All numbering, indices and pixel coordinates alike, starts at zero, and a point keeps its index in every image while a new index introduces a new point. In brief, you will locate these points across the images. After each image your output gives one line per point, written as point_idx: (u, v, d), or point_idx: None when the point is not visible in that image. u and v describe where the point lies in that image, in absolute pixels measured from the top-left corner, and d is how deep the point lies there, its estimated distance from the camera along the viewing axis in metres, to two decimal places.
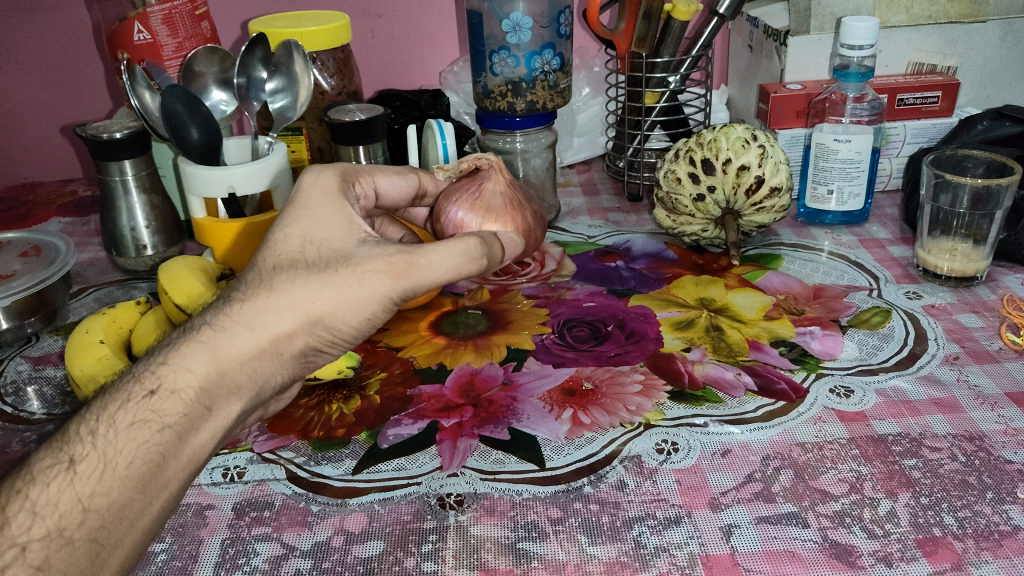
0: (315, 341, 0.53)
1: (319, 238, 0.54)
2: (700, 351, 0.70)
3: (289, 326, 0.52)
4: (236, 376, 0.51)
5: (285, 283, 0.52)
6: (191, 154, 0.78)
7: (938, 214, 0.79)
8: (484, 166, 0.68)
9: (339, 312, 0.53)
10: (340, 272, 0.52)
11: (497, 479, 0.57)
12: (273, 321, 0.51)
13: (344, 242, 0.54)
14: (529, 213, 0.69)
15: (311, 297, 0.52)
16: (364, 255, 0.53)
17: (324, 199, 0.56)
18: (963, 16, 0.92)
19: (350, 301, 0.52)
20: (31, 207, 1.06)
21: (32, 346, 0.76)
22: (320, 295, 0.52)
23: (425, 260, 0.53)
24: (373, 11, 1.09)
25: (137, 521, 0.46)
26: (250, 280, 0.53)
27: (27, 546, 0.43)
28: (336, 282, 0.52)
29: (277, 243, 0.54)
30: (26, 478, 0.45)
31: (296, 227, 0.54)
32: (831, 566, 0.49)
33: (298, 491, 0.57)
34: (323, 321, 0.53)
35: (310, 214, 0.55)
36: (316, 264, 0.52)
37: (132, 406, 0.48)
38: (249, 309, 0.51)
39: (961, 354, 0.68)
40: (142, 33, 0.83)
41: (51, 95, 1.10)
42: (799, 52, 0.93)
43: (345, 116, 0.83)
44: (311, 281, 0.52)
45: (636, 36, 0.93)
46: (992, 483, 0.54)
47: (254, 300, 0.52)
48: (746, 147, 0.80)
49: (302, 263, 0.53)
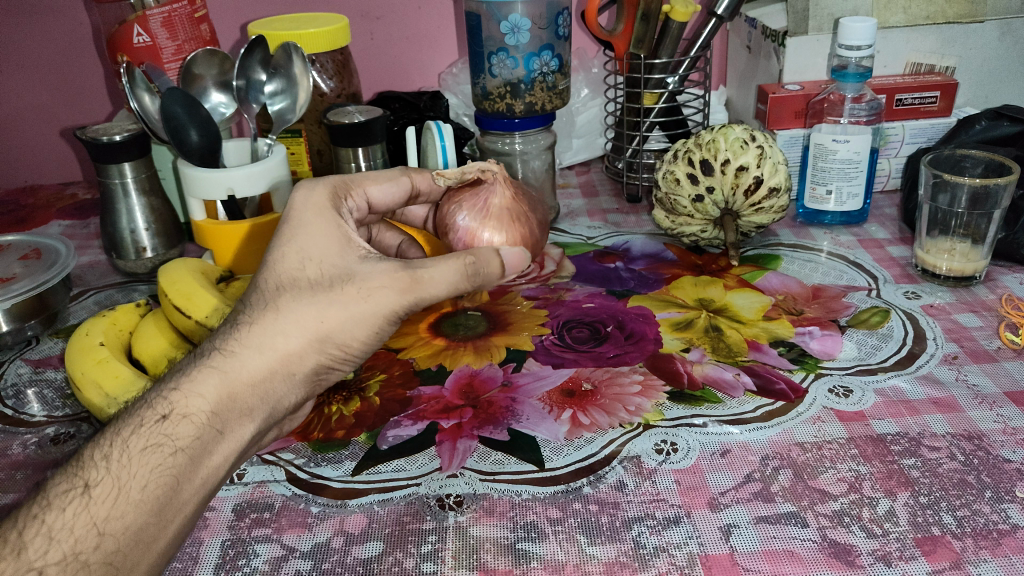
0: (326, 359, 0.53)
1: (318, 254, 0.53)
2: (699, 351, 0.70)
3: (298, 346, 0.52)
4: (247, 399, 0.51)
5: (290, 303, 0.52)
6: (191, 157, 0.78)
7: (937, 214, 0.80)
8: (487, 178, 0.65)
9: (346, 328, 0.53)
10: (344, 290, 0.52)
11: (497, 479, 0.57)
12: (282, 340, 0.52)
13: (344, 259, 0.53)
14: (535, 224, 0.66)
15: (318, 317, 0.52)
16: (366, 272, 0.53)
17: (317, 218, 0.55)
18: (961, 16, 0.92)
19: (356, 318, 0.53)
20: (31, 209, 1.06)
21: (32, 349, 0.76)
22: (326, 313, 0.52)
23: (429, 275, 0.53)
24: (372, 13, 1.09)
25: (153, 545, 0.46)
26: (253, 301, 0.53)
27: (43, 570, 0.43)
28: (341, 299, 0.52)
29: (275, 263, 0.53)
30: (42, 502, 0.45)
31: (293, 246, 0.53)
32: (830, 566, 0.49)
33: (298, 492, 0.57)
34: (329, 337, 0.53)
35: (307, 231, 0.54)
36: (320, 283, 0.52)
37: (144, 432, 0.48)
38: (256, 331, 0.51)
39: (960, 353, 0.68)
40: (141, 36, 0.84)
41: (51, 98, 1.10)
42: (797, 53, 0.93)
43: (344, 118, 0.84)
44: (316, 300, 0.52)
45: (634, 38, 0.93)
46: (991, 482, 0.54)
47: (261, 322, 0.52)
48: (745, 148, 0.80)
49: (305, 282, 0.52)
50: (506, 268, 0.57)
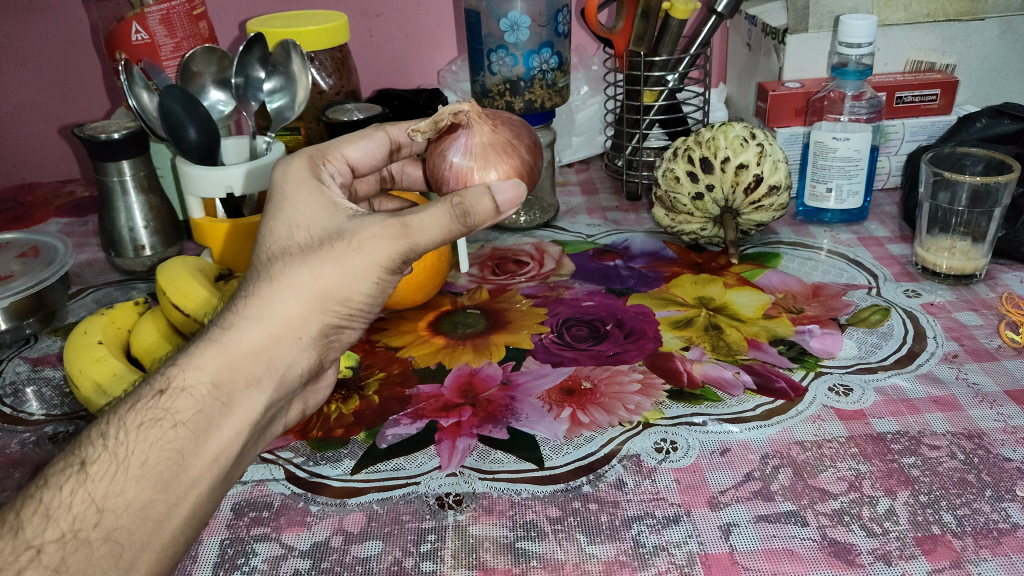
0: (330, 319, 0.52)
1: (305, 221, 0.52)
2: (699, 349, 0.70)
3: (297, 310, 0.51)
4: (251, 368, 0.50)
5: (283, 269, 0.51)
6: (190, 154, 0.78)
7: (937, 212, 0.80)
8: (461, 121, 0.60)
9: (345, 286, 0.51)
10: (336, 247, 0.51)
11: (496, 478, 0.57)
12: (279, 305, 0.50)
13: (334, 220, 0.52)
14: (525, 152, 0.61)
15: (313, 277, 0.50)
16: (357, 227, 0.51)
17: (303, 189, 0.53)
18: (962, 13, 0.92)
19: (353, 272, 0.51)
20: (29, 207, 1.06)
21: (30, 348, 0.76)
22: (322, 272, 0.51)
23: (419, 220, 0.51)
24: (371, 11, 1.08)
25: (162, 522, 0.46)
26: (251, 277, 0.52)
27: (42, 548, 0.43)
28: (335, 257, 0.51)
29: (265, 236, 0.52)
30: (42, 482, 0.46)
31: (279, 217, 0.52)
32: (830, 565, 0.49)
33: (296, 491, 0.57)
34: (330, 297, 0.51)
35: (292, 201, 0.53)
36: (311, 246, 0.51)
37: (142, 407, 0.48)
38: (252, 301, 0.50)
39: (960, 352, 0.68)
40: (140, 33, 0.83)
41: (50, 96, 1.10)
42: (797, 51, 0.93)
43: (343, 116, 0.83)
44: (309, 261, 0.51)
45: (635, 35, 0.92)
46: (992, 481, 0.54)
47: (258, 292, 0.51)
48: (745, 146, 0.80)
49: (296, 248, 0.51)
50: (501, 211, 0.52)
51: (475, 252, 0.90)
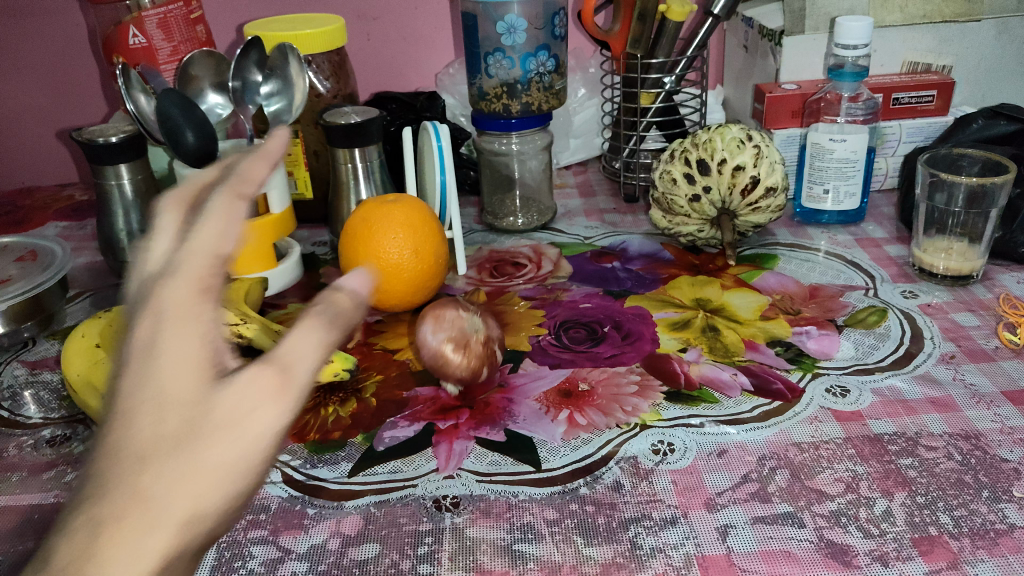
0: (220, 531, 0.31)
1: (167, 396, 0.30)
2: (696, 351, 0.70)
3: (174, 542, 0.29)
4: None
5: (152, 488, 0.29)
6: (187, 157, 0.78)
7: (934, 213, 0.80)
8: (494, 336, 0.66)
9: (239, 491, 0.31)
10: (217, 436, 0.30)
11: (493, 480, 0.57)
12: (149, 542, 0.29)
13: (196, 388, 0.30)
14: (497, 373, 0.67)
15: (184, 500, 0.29)
16: (231, 393, 0.31)
17: (176, 331, 0.31)
18: (958, 15, 0.92)
19: (252, 470, 0.31)
20: (27, 211, 1.06)
21: (27, 351, 0.76)
22: (201, 484, 0.30)
23: (292, 347, 0.32)
24: (369, 14, 1.09)
25: None
26: (92, 485, 0.30)
27: None
28: (213, 449, 0.30)
29: (117, 430, 0.30)
30: None
31: (137, 388, 0.30)
32: (827, 566, 0.49)
33: (294, 494, 0.57)
34: (216, 516, 0.30)
35: (168, 338, 0.31)
36: (175, 443, 0.30)
37: None
38: (103, 546, 0.29)
39: (957, 353, 0.68)
40: (137, 37, 0.84)
41: (48, 100, 1.10)
42: (793, 53, 0.93)
43: (340, 118, 0.83)
44: (181, 470, 0.30)
45: (631, 38, 0.90)
46: (989, 481, 0.54)
47: (111, 524, 0.29)
48: (741, 148, 0.80)
49: (161, 450, 0.30)
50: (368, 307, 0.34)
51: (473, 254, 0.90)
